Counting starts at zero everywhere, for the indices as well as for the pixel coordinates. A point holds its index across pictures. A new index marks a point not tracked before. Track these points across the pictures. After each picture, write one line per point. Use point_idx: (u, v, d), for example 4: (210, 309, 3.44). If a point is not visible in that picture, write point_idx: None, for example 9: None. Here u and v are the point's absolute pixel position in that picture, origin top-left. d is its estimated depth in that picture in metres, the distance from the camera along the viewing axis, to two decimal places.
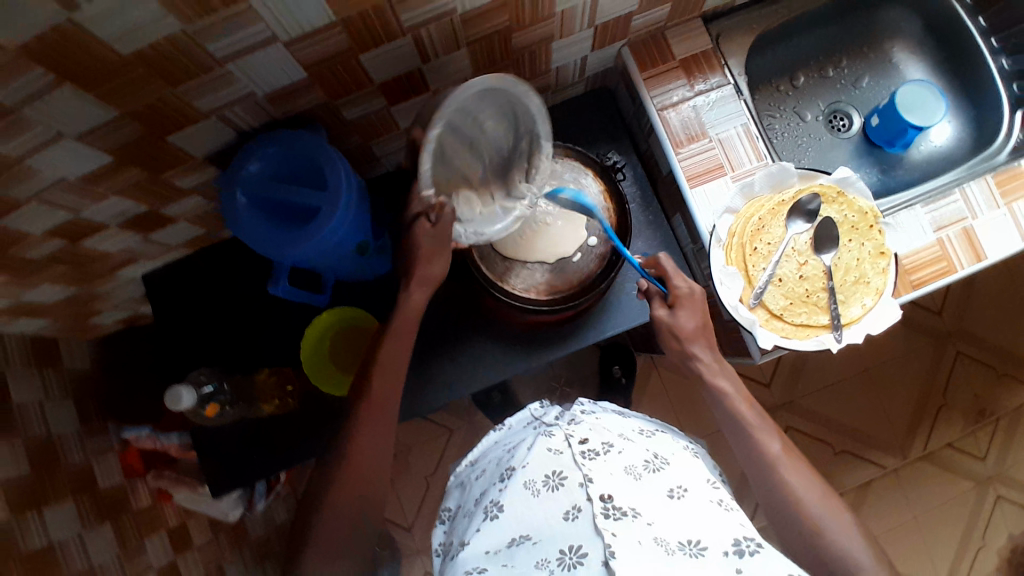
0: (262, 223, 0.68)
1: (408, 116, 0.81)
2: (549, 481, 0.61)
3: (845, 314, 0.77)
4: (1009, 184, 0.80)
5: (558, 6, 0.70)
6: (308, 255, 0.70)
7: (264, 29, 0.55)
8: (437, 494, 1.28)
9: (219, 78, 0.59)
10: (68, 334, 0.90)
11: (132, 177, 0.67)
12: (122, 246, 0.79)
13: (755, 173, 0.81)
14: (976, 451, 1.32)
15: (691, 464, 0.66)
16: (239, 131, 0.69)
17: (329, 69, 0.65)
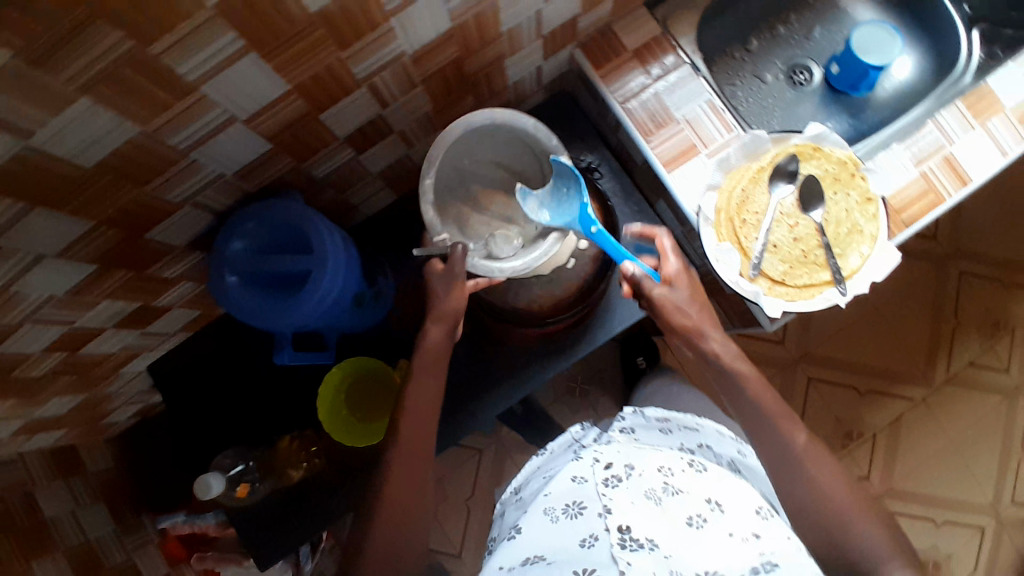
0: (253, 296, 0.67)
1: (377, 160, 0.81)
2: (570, 509, 0.68)
3: (845, 265, 0.78)
4: (979, 105, 0.80)
5: (504, 24, 0.70)
6: (307, 319, 0.68)
7: (220, 112, 0.56)
8: (480, 515, 1.29)
9: (186, 168, 0.60)
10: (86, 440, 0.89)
11: (120, 278, 0.67)
12: (124, 344, 0.79)
13: (729, 146, 0.80)
14: (998, 364, 1.32)
15: (715, 478, 0.70)
16: (215, 212, 0.69)
17: (291, 135, 0.65)
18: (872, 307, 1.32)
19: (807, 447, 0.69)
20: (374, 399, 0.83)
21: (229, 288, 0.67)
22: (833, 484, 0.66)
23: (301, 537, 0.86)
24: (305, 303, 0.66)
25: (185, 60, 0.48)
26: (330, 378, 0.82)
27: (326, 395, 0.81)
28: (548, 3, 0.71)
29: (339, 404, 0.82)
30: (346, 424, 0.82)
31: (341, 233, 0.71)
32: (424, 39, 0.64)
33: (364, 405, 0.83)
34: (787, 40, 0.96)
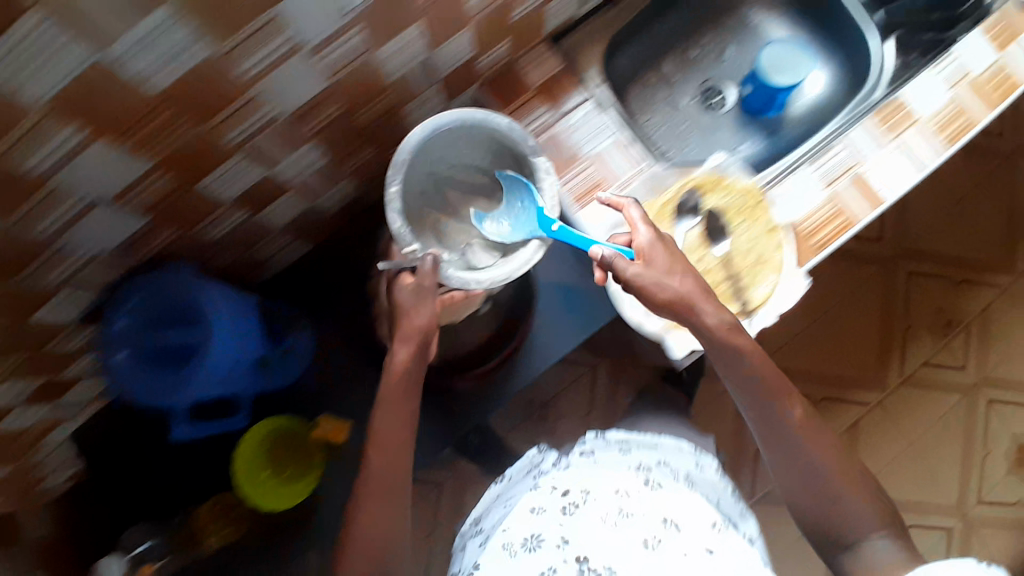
0: (142, 375, 0.72)
1: (280, 214, 0.80)
2: (528, 542, 0.66)
3: (754, 295, 0.79)
4: (894, 118, 0.80)
5: (389, 76, 0.71)
6: (201, 390, 0.74)
7: (81, 198, 0.55)
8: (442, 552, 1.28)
9: (56, 255, 0.59)
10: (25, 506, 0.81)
11: (17, 356, 0.64)
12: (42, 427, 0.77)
13: (631, 182, 0.83)
14: (954, 362, 1.31)
15: (672, 489, 0.69)
16: (103, 287, 0.68)
17: (170, 207, 0.64)
18: (824, 309, 1.31)
19: (802, 425, 0.70)
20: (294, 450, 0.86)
21: (118, 366, 0.72)
22: (825, 468, 0.69)
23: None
24: (201, 374, 0.72)
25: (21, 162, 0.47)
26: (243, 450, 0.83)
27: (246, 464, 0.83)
28: (432, 53, 0.73)
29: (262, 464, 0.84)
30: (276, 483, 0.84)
31: (231, 299, 0.75)
32: (301, 106, 0.63)
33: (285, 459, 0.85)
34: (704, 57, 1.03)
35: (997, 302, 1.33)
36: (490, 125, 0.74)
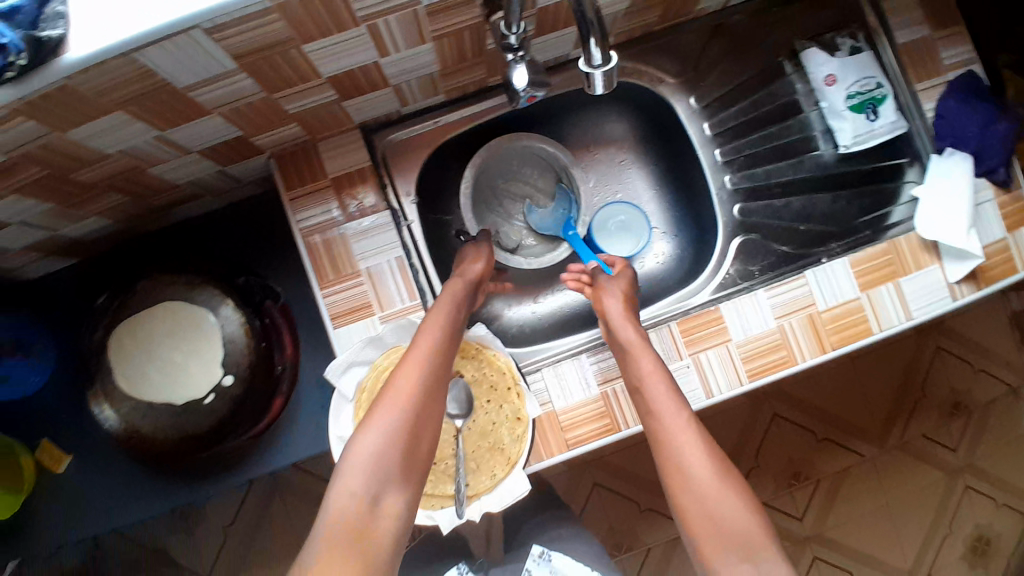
0: None
1: (368, 111, 0.71)
2: None
3: None
4: (877, 265, 0.72)
5: (491, 43, 0.65)
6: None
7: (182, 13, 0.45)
8: (254, 503, 1.28)
9: (123, 63, 0.49)
10: None
11: (28, 126, 0.53)
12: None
13: (661, 246, 0.87)
14: (948, 442, 1.30)
15: None
16: (159, 120, 0.58)
17: (267, 60, 0.55)
18: (836, 370, 1.30)
19: None
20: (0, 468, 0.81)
21: None
22: None
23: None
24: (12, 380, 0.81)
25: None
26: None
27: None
28: (539, 39, 0.67)
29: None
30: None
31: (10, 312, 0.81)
32: (245, 86, 0.57)
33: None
34: (830, 54, 0.76)
35: (975, 388, 1.31)
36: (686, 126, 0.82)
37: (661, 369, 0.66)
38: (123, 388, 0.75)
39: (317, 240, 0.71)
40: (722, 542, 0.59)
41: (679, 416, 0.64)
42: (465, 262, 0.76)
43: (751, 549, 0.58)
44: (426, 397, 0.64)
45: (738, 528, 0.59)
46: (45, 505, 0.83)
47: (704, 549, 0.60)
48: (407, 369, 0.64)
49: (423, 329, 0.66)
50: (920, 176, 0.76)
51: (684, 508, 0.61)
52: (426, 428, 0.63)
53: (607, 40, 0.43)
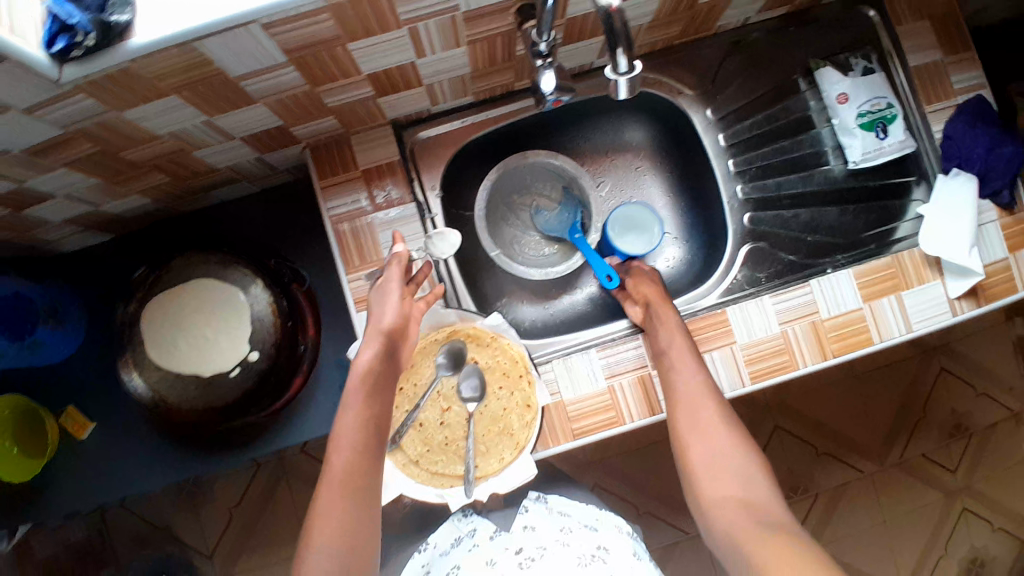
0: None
1: (399, 107, 0.75)
2: None
3: None
4: (880, 279, 0.75)
5: (520, 49, 0.69)
6: (34, 359, 0.84)
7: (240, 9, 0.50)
8: (261, 484, 1.32)
9: (184, 53, 0.53)
10: None
11: (88, 105, 0.57)
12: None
13: (669, 252, 0.90)
14: (946, 463, 1.32)
15: None
16: (208, 106, 0.62)
17: (314, 56, 0.59)
18: (839, 385, 1.32)
19: None
20: (31, 433, 0.87)
21: None
22: None
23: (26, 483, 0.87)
24: (50, 344, 0.85)
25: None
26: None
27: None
28: (567, 48, 0.71)
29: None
30: (12, 458, 0.84)
31: (46, 283, 0.84)
32: (290, 79, 0.62)
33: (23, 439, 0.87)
34: (844, 73, 0.79)
35: (976, 411, 1.32)
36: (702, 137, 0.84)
37: (682, 329, 0.73)
38: (153, 359, 0.78)
39: (345, 228, 0.76)
40: (720, 479, 0.65)
41: (694, 373, 0.69)
42: (372, 311, 0.70)
43: (750, 481, 0.64)
44: (355, 508, 0.60)
45: (735, 465, 0.65)
46: (69, 469, 0.88)
47: (703, 485, 0.65)
48: (330, 486, 0.61)
49: (339, 440, 0.63)
50: (926, 196, 0.79)
51: (689, 449, 0.67)
52: (363, 542, 0.59)
53: (633, 52, 0.47)
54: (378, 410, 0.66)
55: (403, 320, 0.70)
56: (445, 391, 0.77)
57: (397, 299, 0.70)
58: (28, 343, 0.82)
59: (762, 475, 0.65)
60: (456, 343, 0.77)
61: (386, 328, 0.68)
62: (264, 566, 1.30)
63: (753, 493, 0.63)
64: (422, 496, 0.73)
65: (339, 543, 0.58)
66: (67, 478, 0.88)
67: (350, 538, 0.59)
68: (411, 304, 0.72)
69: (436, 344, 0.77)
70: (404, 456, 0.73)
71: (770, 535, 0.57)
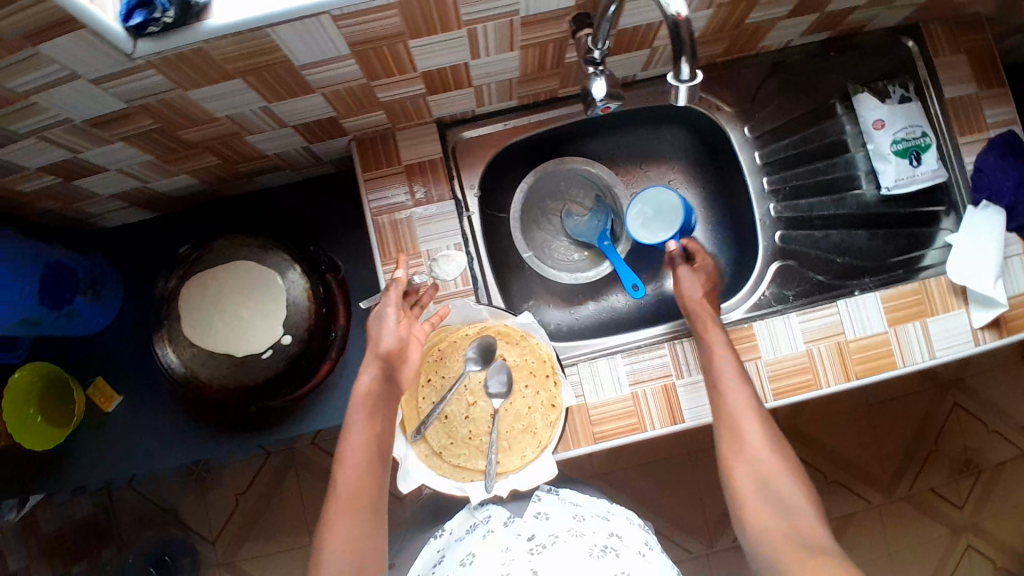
0: (39, 309, 0.78)
1: (446, 107, 0.77)
2: None
3: None
4: (905, 304, 0.76)
5: (569, 57, 0.72)
6: (69, 330, 0.85)
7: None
8: (269, 474, 1.26)
9: (255, 39, 0.55)
10: (10, 213, 0.79)
11: (156, 82, 0.59)
12: (41, 187, 0.75)
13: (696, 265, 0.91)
14: (955, 499, 1.32)
15: None
16: (267, 91, 0.65)
17: (375, 51, 0.61)
18: (854, 412, 1.32)
19: None
20: (57, 404, 0.88)
21: (26, 291, 0.76)
22: None
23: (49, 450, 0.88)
24: (84, 314, 0.85)
25: (2, 29, 0.48)
26: (12, 382, 0.83)
27: (7, 397, 0.83)
28: (615, 58, 0.73)
29: (26, 403, 0.85)
30: (35, 425, 0.85)
31: (90, 256, 0.87)
32: (349, 71, 0.64)
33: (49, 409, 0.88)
34: (882, 100, 0.81)
35: (987, 448, 1.32)
36: (739, 154, 0.86)
37: (727, 344, 0.72)
38: (188, 335, 0.80)
39: (384, 220, 0.78)
40: (762, 500, 0.65)
41: (739, 388, 0.69)
42: (371, 331, 0.68)
43: (786, 504, 0.64)
44: (365, 518, 0.62)
45: (777, 483, 0.66)
46: (94, 438, 0.89)
47: (744, 500, 0.66)
48: (337, 499, 0.63)
49: (345, 458, 0.64)
50: (954, 226, 0.81)
51: (731, 463, 0.68)
52: (372, 550, 0.62)
53: (696, 61, 0.49)
54: (383, 420, 0.66)
55: (403, 343, 0.68)
56: (472, 386, 0.78)
57: (395, 321, 0.68)
58: (66, 312, 0.82)
59: (803, 496, 0.64)
60: (485, 338, 0.79)
61: (382, 351, 0.66)
62: (265, 556, 1.25)
63: (791, 515, 0.63)
64: (441, 488, 0.74)
65: (351, 558, 0.60)
66: (91, 448, 0.89)
67: (362, 548, 0.61)
68: (409, 327, 0.70)
69: (467, 338, 0.79)
70: (428, 448, 0.75)
71: (807, 558, 0.58)
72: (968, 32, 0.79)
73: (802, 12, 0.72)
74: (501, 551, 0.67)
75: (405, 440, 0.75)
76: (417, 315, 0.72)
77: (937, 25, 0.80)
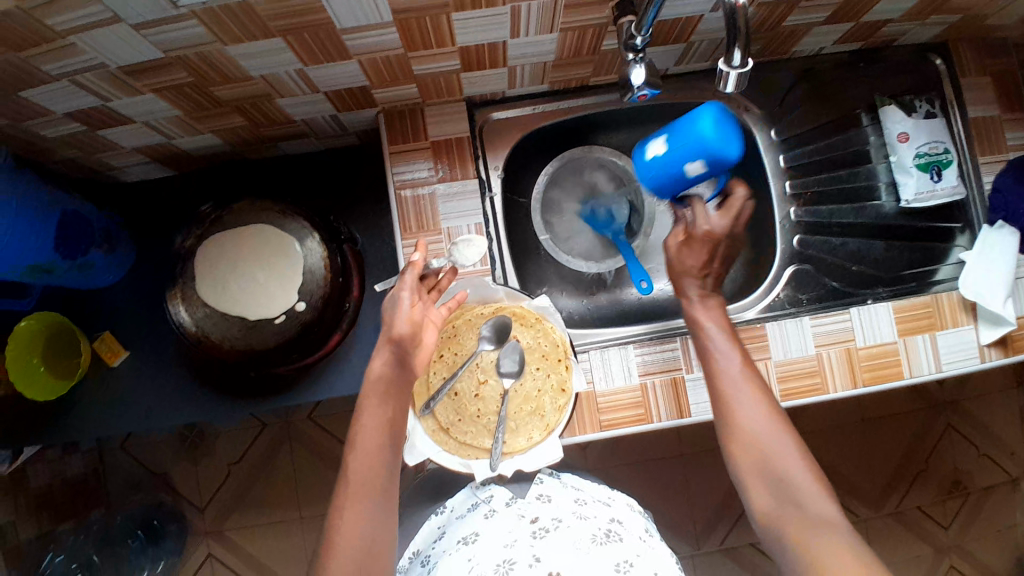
0: (56, 256, 0.77)
1: (477, 87, 0.78)
2: None
3: None
4: (915, 316, 0.77)
5: (606, 44, 0.72)
6: (79, 280, 0.84)
7: None
8: (263, 445, 1.25)
9: None
10: (28, 159, 0.79)
11: (197, 34, 0.59)
12: (64, 134, 0.74)
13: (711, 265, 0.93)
14: (940, 518, 1.33)
15: None
16: (306, 53, 0.65)
17: (418, 20, 0.61)
18: (850, 425, 1.32)
19: None
20: (59, 357, 0.87)
21: (45, 235, 0.75)
22: None
23: (48, 402, 0.87)
24: (97, 266, 0.85)
25: None
26: (17, 330, 0.82)
27: (12, 344, 0.82)
28: (652, 50, 0.74)
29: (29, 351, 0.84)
30: (36, 375, 0.84)
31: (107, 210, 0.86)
32: (389, 39, 0.64)
33: (52, 360, 0.87)
34: (907, 114, 0.82)
35: (976, 472, 1.34)
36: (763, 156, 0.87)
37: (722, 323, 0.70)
38: (203, 294, 0.79)
39: (407, 193, 0.78)
40: (769, 488, 0.62)
41: (736, 364, 0.68)
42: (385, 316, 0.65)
43: (791, 491, 0.61)
44: (380, 484, 0.61)
45: (779, 464, 0.62)
46: (96, 392, 0.88)
47: (749, 487, 0.63)
48: (354, 457, 0.61)
49: (362, 436, 0.62)
50: (968, 244, 0.83)
51: (732, 446, 0.65)
52: (385, 518, 0.61)
53: (748, 48, 0.53)
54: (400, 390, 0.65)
55: (415, 328, 0.65)
56: (484, 364, 0.78)
57: (409, 305, 0.65)
58: (80, 262, 0.82)
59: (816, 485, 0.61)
60: (501, 317, 0.79)
61: (394, 334, 0.64)
62: (254, 527, 1.24)
63: (802, 502, 0.60)
64: (446, 464, 0.74)
65: (363, 524, 0.59)
66: (91, 402, 0.88)
67: (375, 514, 0.60)
68: (423, 310, 0.68)
69: (483, 317, 0.79)
70: (436, 423, 0.75)
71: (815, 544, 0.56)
72: (993, 56, 0.81)
73: (839, 19, 0.73)
74: (503, 532, 0.68)
75: (414, 414, 0.75)
76: (432, 298, 0.70)
77: (964, 45, 0.82)
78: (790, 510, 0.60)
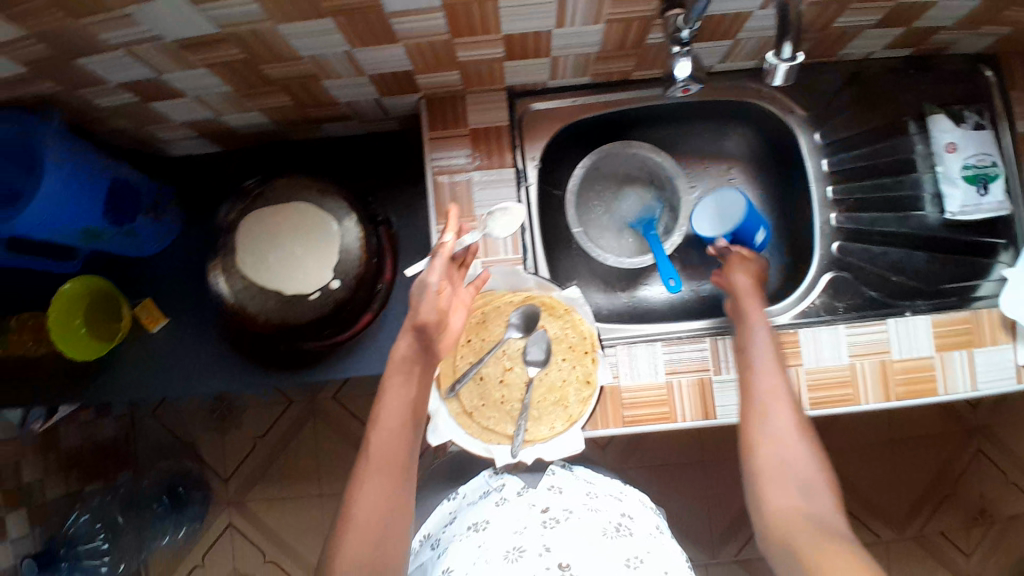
0: (104, 220, 0.80)
1: (520, 76, 0.78)
2: None
3: None
4: (954, 331, 0.75)
5: (651, 39, 0.72)
6: (124, 246, 0.87)
7: None
8: (287, 422, 1.28)
9: None
10: (83, 127, 0.82)
11: (250, 12, 0.61)
12: (117, 104, 0.77)
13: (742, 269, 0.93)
14: (964, 546, 1.30)
15: None
16: (353, 34, 0.66)
17: (465, 6, 0.62)
18: (877, 442, 1.30)
19: None
20: (101, 320, 0.89)
21: (95, 200, 0.78)
22: None
23: (87, 362, 0.91)
24: (142, 233, 0.88)
25: None
26: (63, 292, 0.84)
27: (57, 306, 0.83)
28: (697, 46, 0.73)
29: (73, 313, 0.85)
30: (80, 337, 0.85)
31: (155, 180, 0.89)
32: (436, 24, 0.65)
33: (94, 322, 0.88)
34: (956, 124, 0.80)
35: (1006, 501, 1.30)
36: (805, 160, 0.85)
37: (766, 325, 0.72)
38: (240, 266, 0.80)
39: (444, 178, 0.79)
40: (783, 485, 0.63)
41: (772, 367, 0.70)
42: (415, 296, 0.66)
43: (805, 493, 0.62)
44: (399, 461, 0.62)
45: (797, 469, 0.64)
46: (133, 355, 0.91)
47: (762, 484, 0.64)
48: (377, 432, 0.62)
49: (385, 412, 0.63)
50: (1012, 261, 0.81)
51: (755, 445, 0.66)
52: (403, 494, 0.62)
53: (797, 39, 0.55)
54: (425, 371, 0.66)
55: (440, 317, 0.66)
56: (511, 351, 0.79)
57: (435, 290, 0.66)
58: (126, 229, 0.85)
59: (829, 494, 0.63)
60: (531, 307, 0.79)
61: (419, 321, 0.64)
62: (273, 501, 1.27)
63: (814, 507, 0.61)
64: (469, 447, 0.75)
65: (380, 498, 0.60)
66: (127, 364, 0.91)
67: (393, 490, 0.61)
68: (451, 294, 0.69)
69: (512, 305, 0.80)
70: (461, 406, 0.76)
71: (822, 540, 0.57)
72: None
73: (891, 23, 0.72)
74: (514, 519, 0.68)
75: (439, 395, 0.76)
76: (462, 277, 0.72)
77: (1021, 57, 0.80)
78: (800, 509, 0.61)
